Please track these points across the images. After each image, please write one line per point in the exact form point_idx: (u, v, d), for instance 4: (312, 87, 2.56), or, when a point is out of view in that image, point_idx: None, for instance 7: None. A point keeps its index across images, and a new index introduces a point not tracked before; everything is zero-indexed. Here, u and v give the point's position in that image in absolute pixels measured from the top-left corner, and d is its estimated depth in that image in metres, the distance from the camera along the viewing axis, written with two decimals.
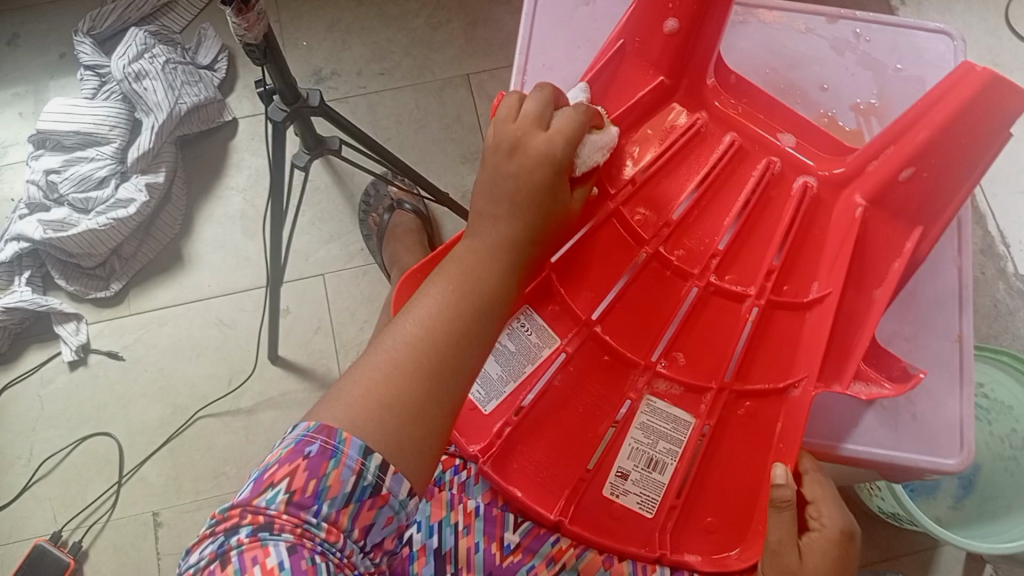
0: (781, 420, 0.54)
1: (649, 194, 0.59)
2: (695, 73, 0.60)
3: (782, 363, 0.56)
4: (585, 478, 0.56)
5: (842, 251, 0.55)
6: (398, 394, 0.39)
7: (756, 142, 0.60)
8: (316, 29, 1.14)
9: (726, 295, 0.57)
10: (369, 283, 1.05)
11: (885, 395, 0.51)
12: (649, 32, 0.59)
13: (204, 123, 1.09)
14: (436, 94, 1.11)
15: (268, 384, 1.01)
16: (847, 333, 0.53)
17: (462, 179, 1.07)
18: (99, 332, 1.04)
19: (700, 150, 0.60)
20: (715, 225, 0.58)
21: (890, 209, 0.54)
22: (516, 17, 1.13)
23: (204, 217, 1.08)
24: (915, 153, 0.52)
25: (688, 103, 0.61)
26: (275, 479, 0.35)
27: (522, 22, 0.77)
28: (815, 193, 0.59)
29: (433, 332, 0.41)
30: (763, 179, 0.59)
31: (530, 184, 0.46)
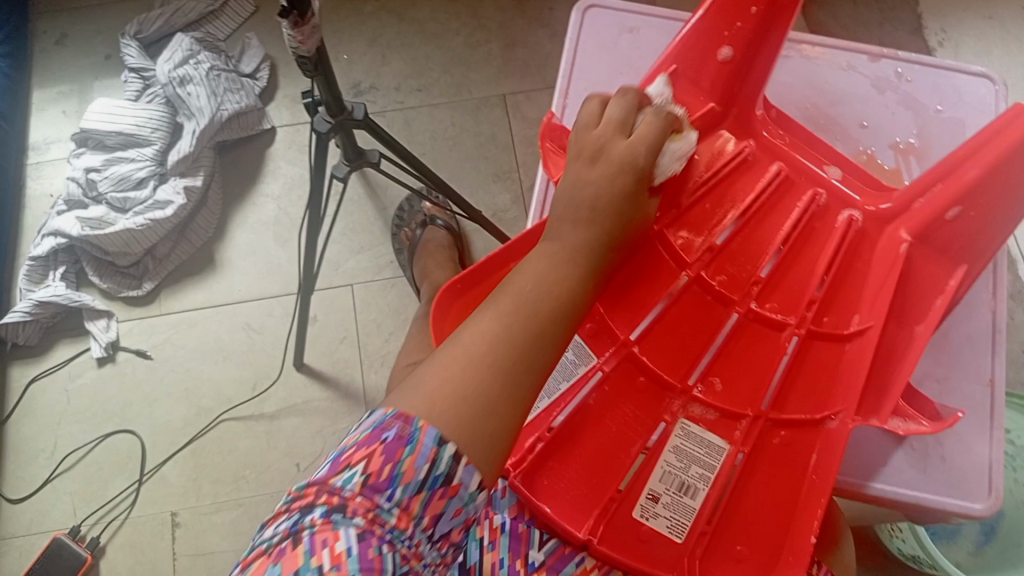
0: (817, 451, 0.54)
1: (696, 215, 0.60)
2: (745, 101, 0.61)
3: (820, 394, 0.56)
4: (615, 499, 0.57)
5: (885, 287, 0.55)
6: (472, 385, 0.38)
7: (807, 173, 0.61)
8: (358, 43, 1.16)
9: (766, 323, 0.58)
10: (397, 296, 1.06)
11: (922, 430, 0.51)
12: (702, 56, 0.59)
13: (243, 130, 1.11)
14: (472, 112, 1.12)
15: (292, 390, 1.02)
16: (886, 368, 0.53)
17: (493, 198, 1.08)
18: (129, 331, 1.05)
19: (746, 177, 0.61)
20: (759, 251, 0.59)
21: (935, 246, 0.55)
22: (555, 41, 1.15)
23: (238, 222, 1.09)
24: (962, 192, 0.53)
25: (736, 130, 0.62)
26: (352, 461, 0.35)
27: (565, 47, 0.78)
28: (860, 227, 0.59)
29: (510, 329, 0.41)
30: (808, 211, 0.60)
31: (612, 189, 0.48)
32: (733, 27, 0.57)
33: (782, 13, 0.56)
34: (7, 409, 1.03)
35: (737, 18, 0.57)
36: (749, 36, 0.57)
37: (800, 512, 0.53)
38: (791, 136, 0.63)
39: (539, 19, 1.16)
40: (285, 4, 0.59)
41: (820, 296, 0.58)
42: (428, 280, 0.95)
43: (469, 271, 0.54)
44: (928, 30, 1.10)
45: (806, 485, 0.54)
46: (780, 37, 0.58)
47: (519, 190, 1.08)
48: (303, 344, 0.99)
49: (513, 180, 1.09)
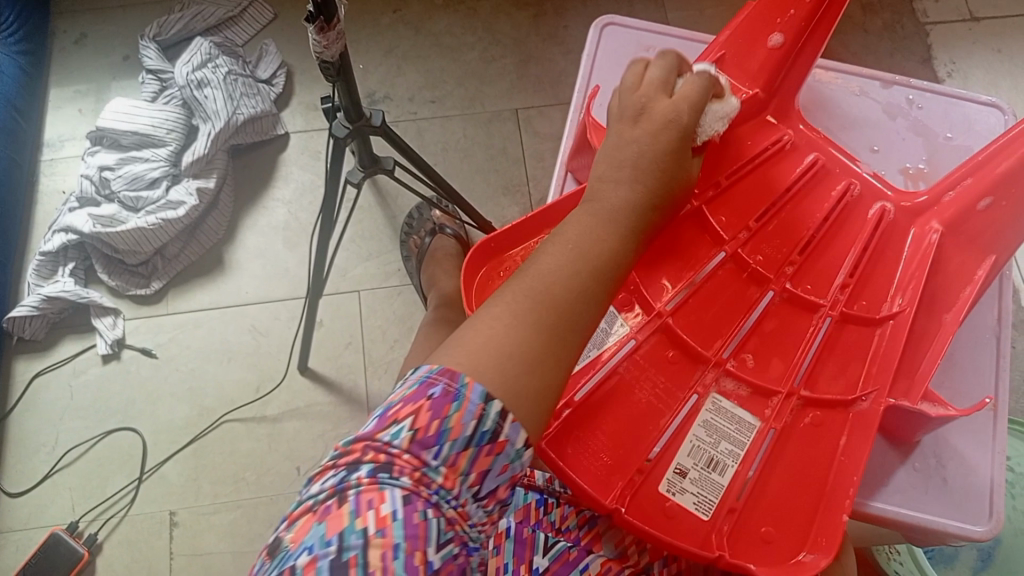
0: (847, 432, 0.55)
1: (733, 197, 0.61)
2: (786, 92, 0.63)
3: (852, 374, 0.56)
4: (642, 471, 0.55)
5: (918, 274, 0.58)
6: (518, 343, 0.37)
7: (842, 163, 0.63)
8: (374, 53, 1.17)
9: (799, 304, 0.59)
10: (403, 304, 1.07)
11: (952, 415, 0.55)
12: (751, 44, 0.62)
13: (257, 134, 1.12)
14: (485, 125, 1.14)
15: (296, 394, 1.02)
16: (917, 349, 0.56)
17: (502, 210, 1.09)
18: (135, 329, 1.06)
19: (783, 162, 0.63)
20: (794, 235, 0.60)
21: (966, 237, 0.58)
22: (568, 58, 1.16)
23: (248, 224, 1.10)
24: (993, 184, 0.57)
25: (776, 118, 0.64)
26: (399, 416, 0.34)
27: (582, 62, 0.79)
28: (893, 217, 0.61)
29: (554, 286, 0.40)
30: (843, 199, 0.61)
31: (657, 149, 0.48)
32: (786, 16, 0.60)
33: (833, 7, 0.59)
34: (10, 403, 1.02)
35: (790, 6, 0.60)
36: (801, 24, 0.60)
37: (836, 484, 0.53)
38: None
39: (554, 36, 1.17)
40: (312, 9, 0.60)
41: (853, 280, 0.59)
42: (435, 288, 0.96)
43: (504, 230, 0.59)
44: (937, 61, 1.12)
45: (837, 463, 0.54)
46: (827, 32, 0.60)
47: (529, 204, 1.09)
48: (309, 348, 1.00)
49: (523, 193, 1.10)
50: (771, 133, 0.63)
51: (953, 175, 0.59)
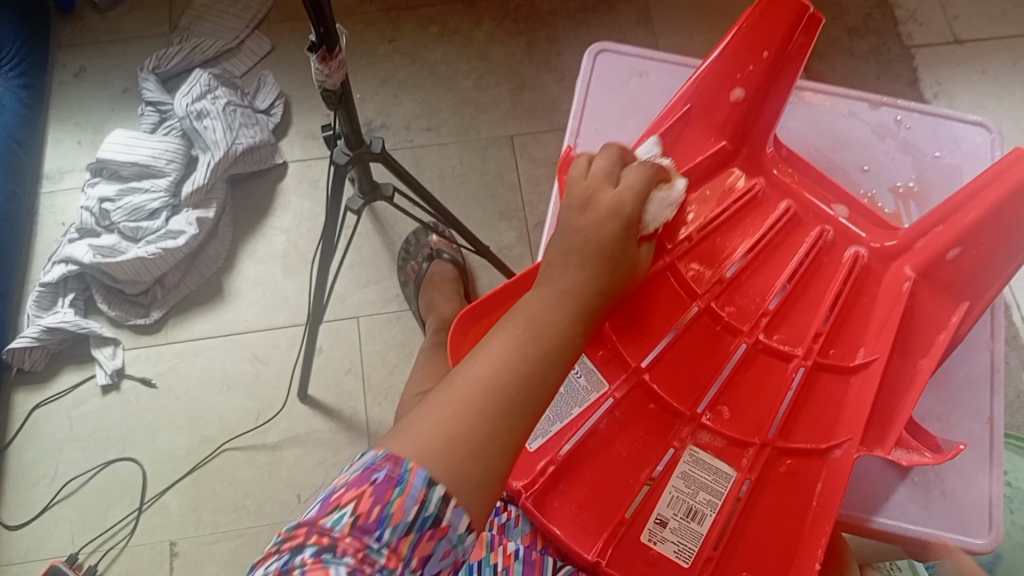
0: (822, 480, 0.57)
1: (702, 252, 0.63)
2: (754, 141, 0.65)
3: (827, 423, 0.59)
4: (623, 523, 0.58)
5: (890, 323, 0.59)
6: (463, 427, 0.41)
7: (814, 210, 0.65)
8: (371, 83, 1.19)
9: (774, 354, 0.61)
10: (402, 329, 1.07)
11: (925, 461, 0.54)
12: (715, 97, 0.64)
13: (255, 164, 1.13)
14: (480, 152, 1.15)
15: (296, 421, 1.03)
16: (892, 397, 0.57)
17: (499, 235, 1.10)
18: (134, 359, 1.06)
19: (757, 213, 0.65)
20: (767, 287, 0.63)
21: (938, 284, 0.59)
22: (562, 85, 1.18)
23: (247, 253, 1.11)
24: (964, 233, 0.57)
25: (747, 168, 0.66)
26: (341, 502, 0.36)
27: (576, 88, 0.81)
28: (865, 262, 0.63)
29: (501, 370, 0.44)
30: (816, 246, 0.63)
31: (599, 237, 0.52)
32: (746, 71, 0.62)
33: (791, 62, 0.61)
34: (9, 435, 1.02)
35: (750, 61, 0.61)
36: (761, 79, 0.61)
37: (806, 537, 0.55)
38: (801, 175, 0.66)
39: (547, 64, 1.19)
40: (314, 39, 0.61)
41: (826, 329, 0.61)
42: (435, 313, 0.98)
43: (485, 298, 0.58)
44: (923, 83, 1.15)
45: (812, 512, 0.56)
46: (788, 87, 0.62)
47: (525, 228, 1.11)
48: (308, 375, 1.01)
49: (518, 218, 1.11)
50: (739, 181, 0.65)
51: (925, 221, 0.60)
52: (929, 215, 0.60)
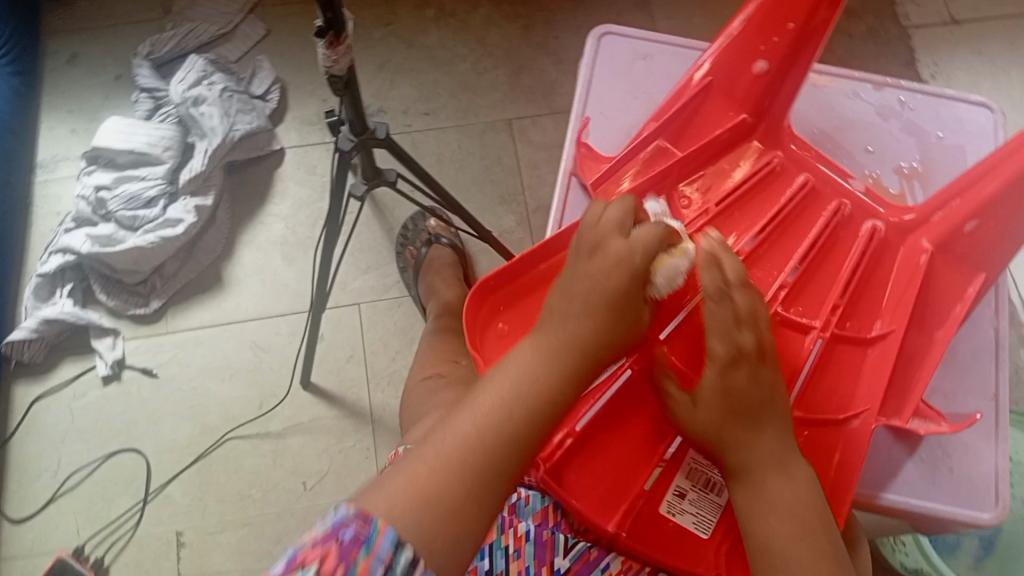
0: (840, 449, 0.57)
1: (720, 226, 0.63)
2: (773, 116, 0.66)
3: (844, 393, 0.59)
4: (642, 495, 0.59)
5: (907, 296, 0.60)
6: (438, 489, 0.41)
7: (830, 185, 0.66)
8: (367, 67, 1.18)
9: (793, 326, 0.60)
10: (404, 315, 1.07)
11: (943, 429, 0.58)
12: (736, 72, 0.64)
13: (253, 150, 1.12)
14: (479, 137, 1.15)
15: (299, 409, 1.02)
16: (909, 368, 0.59)
17: (499, 219, 1.10)
18: (135, 349, 1.05)
19: (774, 187, 0.66)
20: (784, 258, 0.63)
21: (954, 255, 0.61)
22: (560, 68, 1.18)
23: (245, 241, 1.10)
24: (981, 206, 0.58)
25: (765, 142, 0.67)
26: (305, 561, 0.36)
27: (581, 71, 0.81)
28: (881, 236, 0.64)
29: (485, 431, 0.44)
30: (833, 220, 0.64)
31: (604, 290, 0.50)
32: (770, 43, 0.62)
33: (813, 35, 0.61)
34: (10, 428, 1.01)
35: (774, 33, 0.62)
36: (784, 52, 0.62)
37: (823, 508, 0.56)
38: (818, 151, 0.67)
39: (545, 47, 1.19)
40: (322, 24, 0.61)
41: (843, 302, 0.61)
42: (436, 297, 0.97)
43: (501, 271, 0.60)
44: (920, 63, 1.15)
45: (830, 481, 0.56)
46: (809, 58, 0.62)
47: (526, 212, 1.11)
48: (311, 363, 1.00)
49: (518, 202, 1.11)
50: (756, 158, 0.66)
51: (940, 195, 0.61)
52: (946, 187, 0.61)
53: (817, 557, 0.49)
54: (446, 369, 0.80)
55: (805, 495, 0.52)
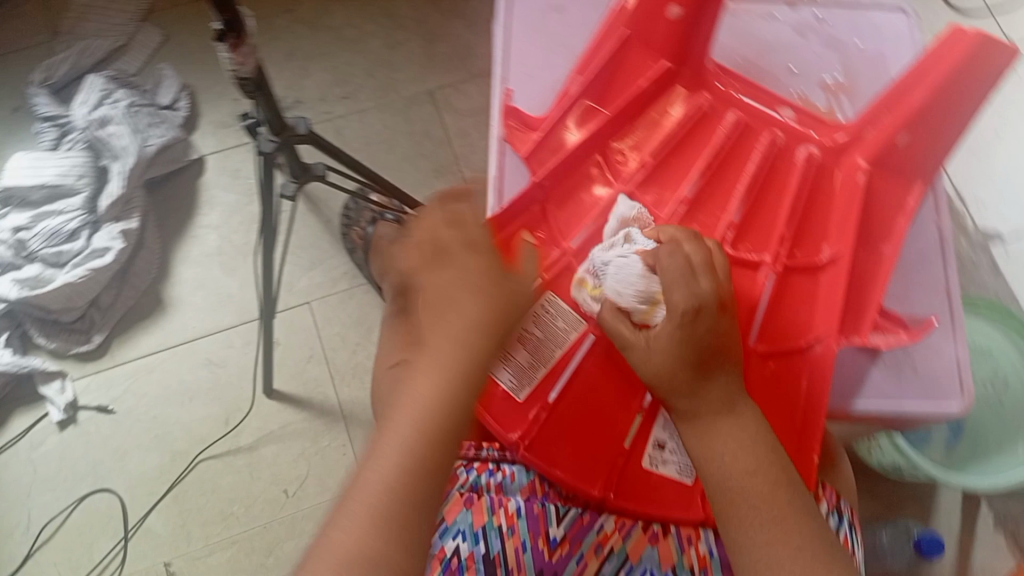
0: (805, 377, 0.58)
1: (660, 176, 0.64)
2: (695, 58, 0.66)
3: (804, 322, 0.60)
4: (623, 454, 0.59)
5: (850, 217, 0.61)
6: (360, 547, 0.43)
7: (763, 117, 0.66)
8: (276, 58, 1.14)
9: (745, 264, 0.61)
10: (357, 306, 1.05)
11: (903, 341, 0.62)
12: (652, 19, 0.64)
13: (172, 163, 1.08)
14: (403, 112, 1.12)
15: (267, 419, 1.00)
16: (862, 287, 0.61)
17: (437, 193, 1.08)
18: (86, 388, 1.01)
19: (705, 127, 0.66)
20: (725, 197, 0.63)
21: (892, 170, 0.62)
22: (473, 29, 1.15)
23: (180, 258, 1.07)
24: (911, 119, 0.60)
25: (689, 85, 0.67)
26: None
27: (496, 33, 0.79)
28: (818, 159, 0.65)
29: (386, 468, 0.45)
30: (769, 150, 0.64)
31: (459, 287, 0.50)
32: None
33: None
34: None
35: None
36: None
37: (801, 437, 0.57)
38: (744, 85, 0.67)
39: (455, 11, 1.16)
40: (219, 27, 0.58)
41: (790, 233, 0.62)
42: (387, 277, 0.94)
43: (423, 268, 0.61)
44: None
45: (801, 410, 0.58)
46: None
47: (463, 181, 1.08)
48: (270, 370, 0.98)
49: (454, 173, 1.09)
50: (686, 101, 0.66)
51: (870, 112, 0.62)
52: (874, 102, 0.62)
53: (778, 491, 0.50)
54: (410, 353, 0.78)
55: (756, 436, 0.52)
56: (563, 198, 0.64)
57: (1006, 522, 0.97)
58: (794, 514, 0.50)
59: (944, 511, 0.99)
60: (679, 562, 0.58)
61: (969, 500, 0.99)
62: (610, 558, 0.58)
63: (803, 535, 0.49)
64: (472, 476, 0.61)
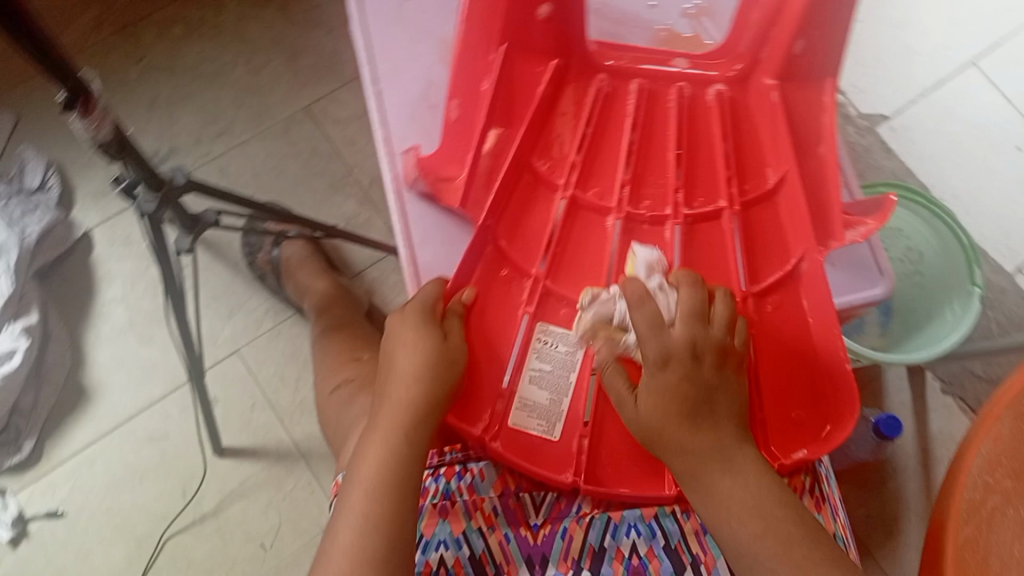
0: (804, 297, 0.62)
1: (591, 168, 0.68)
2: (580, 51, 0.70)
3: (778, 250, 0.64)
4: None
5: (779, 133, 0.66)
6: None
7: (662, 77, 0.71)
8: (138, 111, 1.09)
9: (704, 218, 0.65)
10: (288, 341, 1.02)
11: (872, 228, 0.61)
12: (524, 26, 0.67)
13: (56, 246, 1.03)
14: (284, 136, 1.09)
15: (225, 478, 0.98)
16: (818, 190, 0.63)
17: (340, 209, 1.07)
18: (30, 498, 0.96)
19: (617, 105, 0.70)
20: (662, 163, 0.67)
21: (798, 76, 0.66)
22: (333, 35, 1.13)
23: (93, 340, 1.02)
24: (800, 27, 0.64)
25: (584, 74, 0.71)
26: None
27: (354, 35, 0.76)
28: (729, 94, 0.69)
29: (354, 553, 0.50)
30: (682, 103, 0.69)
31: (416, 375, 0.55)
32: None
33: None
34: None
35: None
36: None
37: (819, 351, 0.60)
38: (631, 54, 0.72)
39: (310, 20, 1.13)
40: (66, 95, 0.54)
41: (732, 173, 0.66)
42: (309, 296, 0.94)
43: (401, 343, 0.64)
44: None
45: (812, 326, 0.61)
46: None
47: (363, 191, 1.07)
48: (214, 426, 0.96)
49: (352, 184, 1.08)
50: (586, 90, 0.71)
51: (761, 32, 0.67)
52: (760, 22, 0.67)
53: (788, 539, 0.50)
54: (351, 372, 0.77)
55: (755, 485, 0.52)
56: (511, 227, 0.65)
57: (951, 386, 1.02)
58: (813, 566, 0.49)
59: (897, 389, 1.02)
60: (661, 509, 0.59)
61: (917, 373, 1.03)
62: (593, 525, 0.59)
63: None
64: (443, 484, 0.60)
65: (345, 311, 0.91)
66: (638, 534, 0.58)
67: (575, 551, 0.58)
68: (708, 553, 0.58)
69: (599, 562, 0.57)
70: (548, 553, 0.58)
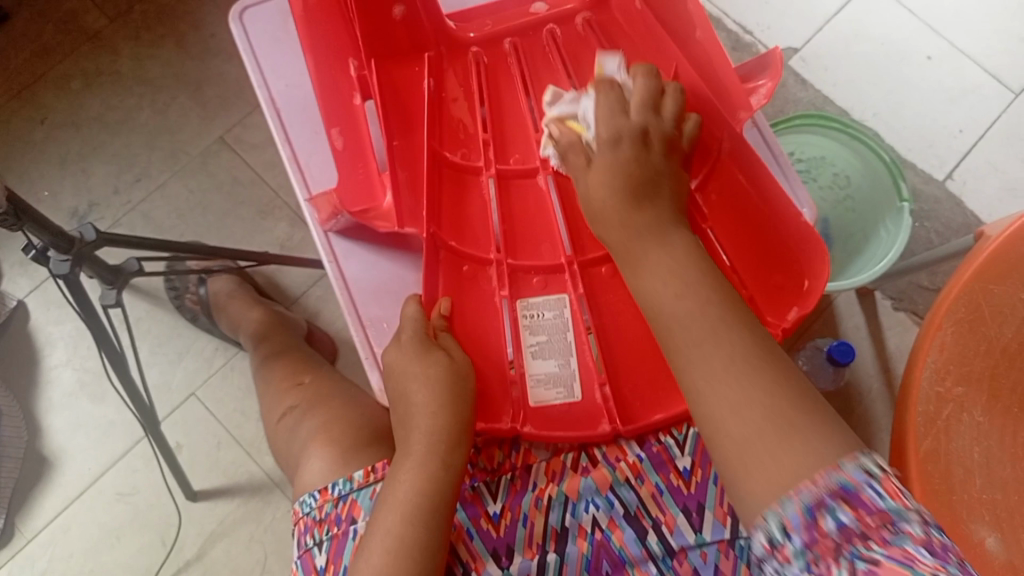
0: (739, 172, 0.63)
1: (502, 139, 0.69)
2: (442, 33, 0.70)
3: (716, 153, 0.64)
4: None
5: (660, 38, 0.68)
6: None
7: (531, 28, 0.72)
8: (50, 172, 1.07)
9: None
10: (242, 374, 1.02)
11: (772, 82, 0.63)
12: (380, 26, 0.66)
13: None
14: (203, 170, 1.08)
15: (203, 522, 0.97)
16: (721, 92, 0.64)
17: (271, 233, 1.06)
18: None
19: (502, 71, 0.72)
20: None
21: None
22: (236, 61, 1.11)
23: (45, 409, 1.01)
24: None
25: (455, 51, 0.71)
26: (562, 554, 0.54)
27: (245, 59, 0.75)
28: (595, 20, 0.72)
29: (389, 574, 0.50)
30: (557, 44, 0.72)
31: (439, 397, 0.55)
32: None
33: None
34: None
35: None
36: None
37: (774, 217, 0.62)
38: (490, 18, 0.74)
39: (208, 50, 1.11)
40: None
41: None
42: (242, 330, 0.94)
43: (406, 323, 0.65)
44: None
45: (759, 197, 0.63)
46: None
47: (293, 212, 1.07)
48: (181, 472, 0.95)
49: (280, 207, 1.07)
50: (465, 70, 0.71)
51: None
52: None
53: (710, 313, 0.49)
54: (295, 397, 0.76)
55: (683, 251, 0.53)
56: (455, 225, 0.64)
57: (901, 302, 1.03)
58: (725, 327, 0.48)
59: (849, 314, 1.03)
60: (614, 479, 0.59)
61: (866, 295, 1.04)
62: (552, 507, 0.58)
63: (734, 339, 0.47)
64: None
65: (282, 336, 0.90)
66: (597, 508, 0.58)
67: (539, 535, 0.57)
68: (668, 513, 0.58)
69: (563, 543, 0.57)
70: (513, 543, 0.57)
